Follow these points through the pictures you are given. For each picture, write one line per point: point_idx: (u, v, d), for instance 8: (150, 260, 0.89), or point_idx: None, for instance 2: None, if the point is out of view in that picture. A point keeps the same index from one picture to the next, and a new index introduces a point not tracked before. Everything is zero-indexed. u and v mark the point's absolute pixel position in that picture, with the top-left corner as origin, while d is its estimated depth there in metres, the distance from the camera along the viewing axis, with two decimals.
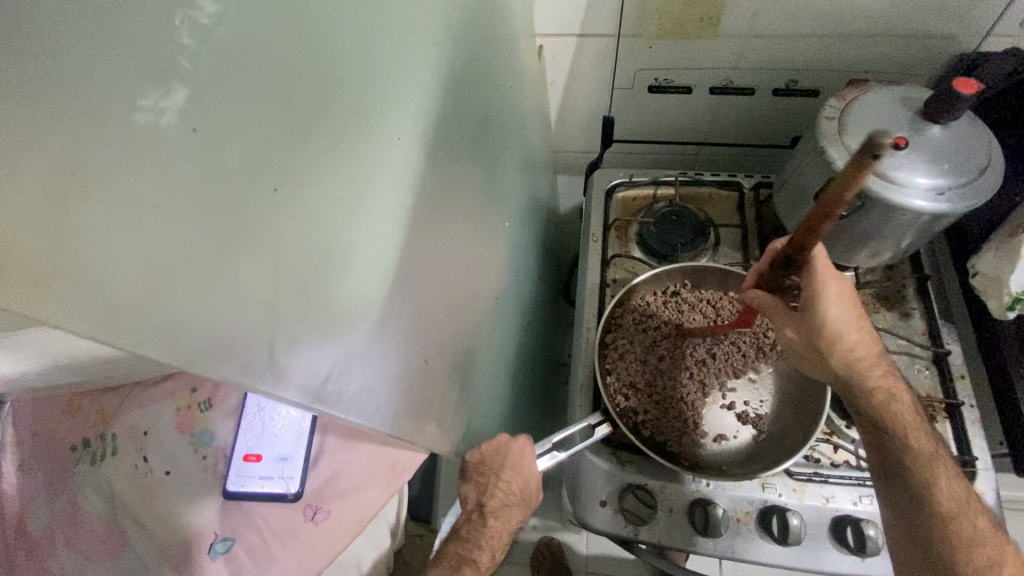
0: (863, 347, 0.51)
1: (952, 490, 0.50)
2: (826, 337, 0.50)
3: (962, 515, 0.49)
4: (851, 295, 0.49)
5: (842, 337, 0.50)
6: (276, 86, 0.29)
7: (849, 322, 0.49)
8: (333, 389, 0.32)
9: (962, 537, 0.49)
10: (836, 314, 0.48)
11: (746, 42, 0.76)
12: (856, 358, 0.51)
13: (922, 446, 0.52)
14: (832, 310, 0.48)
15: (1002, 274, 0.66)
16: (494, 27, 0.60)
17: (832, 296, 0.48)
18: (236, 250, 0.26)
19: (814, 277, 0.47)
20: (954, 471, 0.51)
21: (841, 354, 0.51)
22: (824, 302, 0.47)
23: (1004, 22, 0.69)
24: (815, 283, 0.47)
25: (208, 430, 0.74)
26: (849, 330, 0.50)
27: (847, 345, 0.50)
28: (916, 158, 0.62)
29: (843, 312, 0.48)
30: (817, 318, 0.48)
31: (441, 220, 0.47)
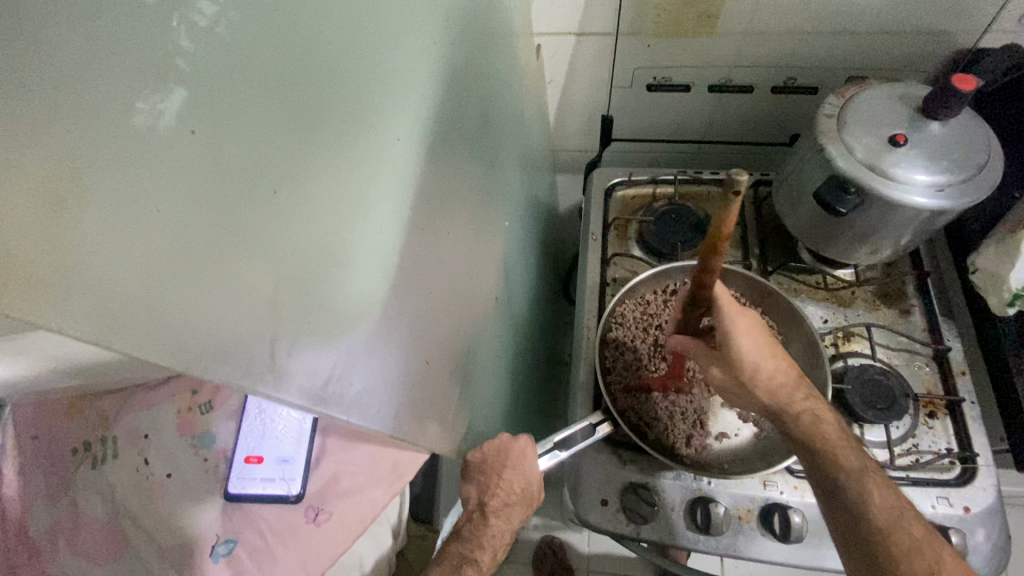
0: (782, 374, 0.52)
1: (897, 519, 0.48)
2: (745, 371, 0.52)
3: (903, 537, 0.47)
4: (757, 329, 0.51)
5: (757, 369, 0.52)
6: (276, 87, 0.28)
7: (764, 353, 0.51)
8: (334, 391, 0.32)
9: (904, 551, 0.46)
10: (749, 348, 0.51)
11: (746, 39, 0.76)
12: (777, 386, 0.52)
13: (859, 469, 0.50)
14: (744, 344, 0.50)
15: (1002, 270, 0.66)
16: (493, 26, 0.60)
17: (741, 328, 0.50)
18: (237, 251, 0.26)
19: (719, 313, 0.50)
20: (892, 495, 0.49)
21: (766, 385, 0.52)
22: (735, 334, 0.50)
23: (1002, 18, 0.69)
24: (725, 319, 0.50)
25: (208, 432, 0.74)
26: (763, 361, 0.52)
27: (766, 376, 0.52)
28: (916, 155, 0.62)
29: (755, 345, 0.51)
30: (731, 354, 0.51)
31: (441, 220, 0.47)
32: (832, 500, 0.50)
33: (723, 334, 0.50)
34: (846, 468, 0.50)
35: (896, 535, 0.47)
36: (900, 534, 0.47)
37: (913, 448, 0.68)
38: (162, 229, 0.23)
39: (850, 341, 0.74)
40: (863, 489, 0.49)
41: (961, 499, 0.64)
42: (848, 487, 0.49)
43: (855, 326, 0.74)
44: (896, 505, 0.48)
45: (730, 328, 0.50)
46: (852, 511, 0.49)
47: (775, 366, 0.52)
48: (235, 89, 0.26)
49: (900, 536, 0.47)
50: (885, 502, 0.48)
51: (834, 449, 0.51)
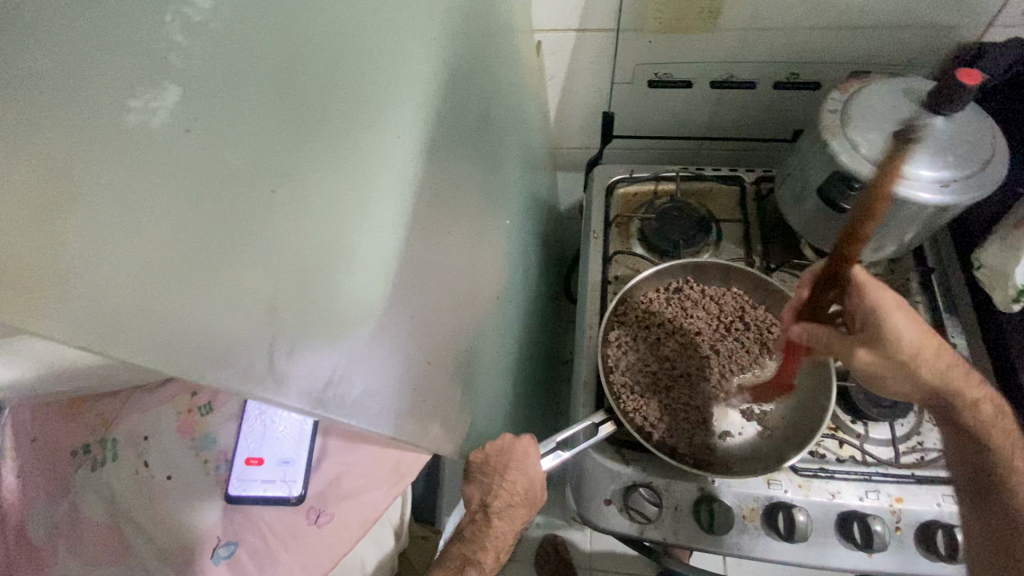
0: (944, 357, 0.48)
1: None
2: (904, 351, 0.47)
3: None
4: (910, 310, 0.48)
5: (918, 351, 0.48)
6: (270, 87, 0.28)
7: (921, 335, 0.47)
8: (333, 394, 0.32)
9: None
10: (907, 331, 0.47)
11: (747, 35, 0.75)
12: (937, 369, 0.48)
13: (1022, 472, 0.45)
14: (900, 327, 0.47)
15: (1007, 267, 0.65)
16: (493, 23, 0.59)
17: (894, 308, 0.47)
18: (234, 251, 0.25)
19: (867, 293, 0.48)
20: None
21: (926, 369, 0.48)
22: (887, 315, 0.47)
23: (1007, 12, 0.68)
24: (873, 298, 0.47)
25: (208, 435, 0.74)
26: (925, 341, 0.48)
27: (927, 360, 0.48)
28: (920, 149, 0.62)
29: (913, 328, 0.47)
30: (882, 337, 0.48)
31: (443, 220, 0.47)
32: (979, 492, 0.46)
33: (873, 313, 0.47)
34: (1012, 466, 0.45)
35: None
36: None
37: (917, 446, 0.67)
38: (155, 232, 0.23)
39: None
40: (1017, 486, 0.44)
41: None
42: (996, 482, 0.45)
43: None
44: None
45: (882, 308, 0.47)
46: (998, 505, 0.45)
47: (936, 350, 0.48)
48: (226, 90, 0.26)
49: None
50: None
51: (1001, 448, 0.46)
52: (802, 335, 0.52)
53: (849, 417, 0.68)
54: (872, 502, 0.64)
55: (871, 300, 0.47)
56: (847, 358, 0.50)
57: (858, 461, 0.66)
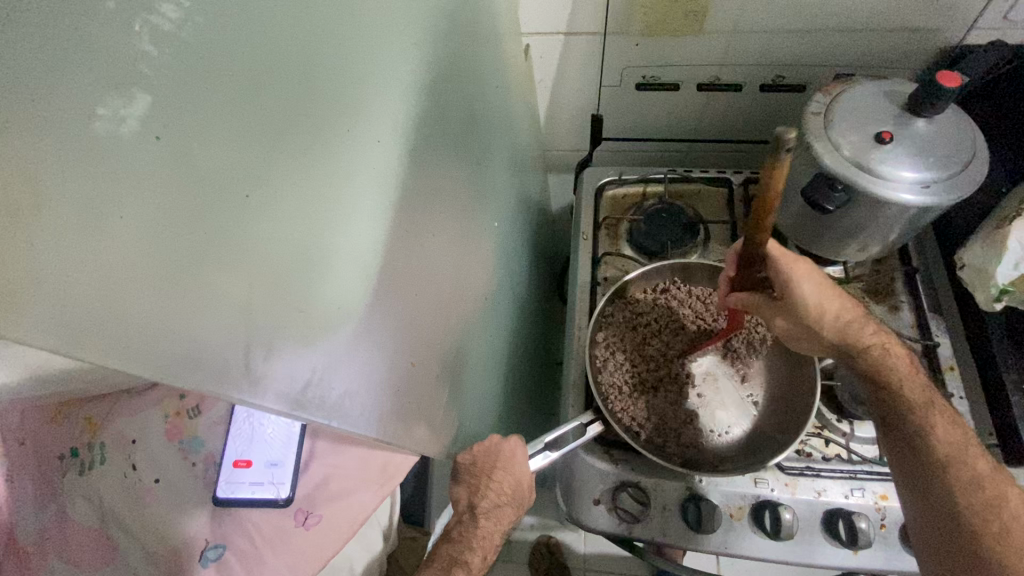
0: (849, 312, 0.52)
1: (958, 452, 0.48)
2: (811, 314, 0.51)
3: (961, 465, 0.48)
4: (818, 272, 0.50)
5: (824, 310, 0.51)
6: (246, 91, 0.28)
7: (829, 293, 0.51)
8: (314, 395, 0.32)
9: (962, 482, 0.47)
10: (814, 293, 0.50)
11: (732, 38, 0.76)
12: (845, 322, 0.52)
13: (927, 409, 0.50)
14: (809, 292, 0.50)
15: (988, 266, 0.66)
16: (478, 26, 0.60)
17: (804, 276, 0.49)
18: (207, 257, 0.26)
19: (780, 267, 0.49)
20: (956, 428, 0.49)
21: (834, 326, 0.51)
22: (799, 285, 0.49)
23: (987, 15, 0.69)
24: (785, 271, 0.49)
25: (196, 438, 0.74)
26: (827, 301, 0.51)
27: (833, 318, 0.51)
28: (900, 152, 0.62)
29: (819, 288, 0.50)
30: (796, 303, 0.50)
31: (427, 223, 0.47)
32: (896, 440, 0.51)
33: (788, 285, 0.50)
34: (913, 405, 0.50)
35: (956, 465, 0.48)
36: (964, 464, 0.48)
37: None
38: (127, 241, 0.22)
39: None
40: (927, 421, 0.50)
41: None
42: (911, 426, 0.50)
43: None
44: (959, 437, 0.49)
45: (793, 280, 0.49)
46: (915, 448, 0.50)
47: (840, 307, 0.51)
48: (201, 90, 0.26)
49: (960, 466, 0.48)
50: (951, 436, 0.49)
51: (909, 391, 0.51)
52: (737, 303, 0.53)
53: (835, 416, 0.69)
54: (857, 500, 0.64)
55: (785, 273, 0.49)
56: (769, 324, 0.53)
57: (844, 459, 0.67)
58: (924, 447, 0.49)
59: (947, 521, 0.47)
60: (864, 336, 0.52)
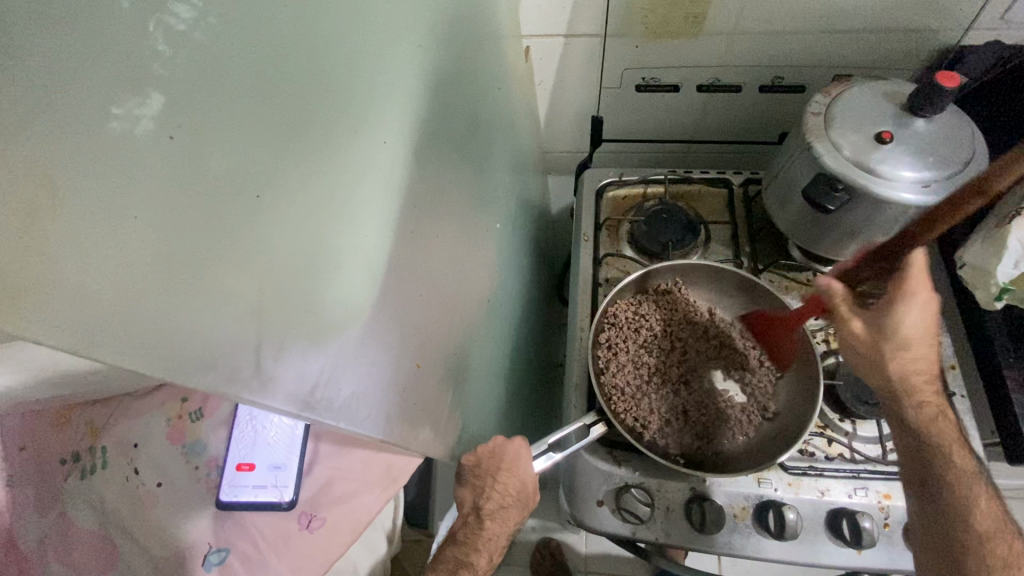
0: (924, 364, 0.49)
1: (995, 533, 0.47)
2: (896, 343, 0.48)
3: (1000, 542, 0.47)
4: (930, 307, 0.48)
5: (909, 348, 0.49)
6: (257, 91, 0.28)
7: (924, 338, 0.48)
8: (323, 396, 0.32)
9: (997, 555, 0.47)
10: (913, 326, 0.48)
11: (732, 39, 0.77)
12: (917, 373, 0.49)
13: (966, 486, 0.49)
14: (907, 323, 0.48)
15: (989, 265, 0.67)
16: (480, 29, 0.60)
17: (914, 303, 0.47)
18: (219, 258, 0.25)
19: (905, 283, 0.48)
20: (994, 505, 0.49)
21: (904, 367, 0.49)
22: (907, 308, 0.47)
23: (984, 16, 0.70)
24: (905, 288, 0.47)
25: (199, 441, 0.74)
26: (918, 344, 0.49)
27: (909, 358, 0.49)
28: (902, 151, 0.63)
29: (919, 328, 0.48)
30: (892, 322, 0.48)
31: (431, 225, 0.47)
32: (932, 508, 0.50)
33: (896, 301, 0.48)
34: (954, 473, 0.49)
35: (992, 540, 0.47)
36: (998, 541, 0.47)
37: None
38: (141, 240, 0.22)
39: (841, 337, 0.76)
40: (971, 493, 0.48)
41: None
42: (952, 496, 0.49)
43: None
44: (996, 518, 0.48)
45: (908, 293, 0.47)
46: (956, 522, 0.48)
47: (927, 356, 0.49)
48: (212, 91, 0.26)
49: (997, 545, 0.47)
50: (991, 512, 0.48)
51: (964, 465, 0.49)
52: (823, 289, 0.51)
53: (837, 415, 0.69)
54: (860, 499, 0.65)
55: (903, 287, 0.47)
56: (843, 325, 0.51)
57: (846, 459, 0.67)
58: (964, 523, 0.48)
59: None
60: (925, 393, 0.50)
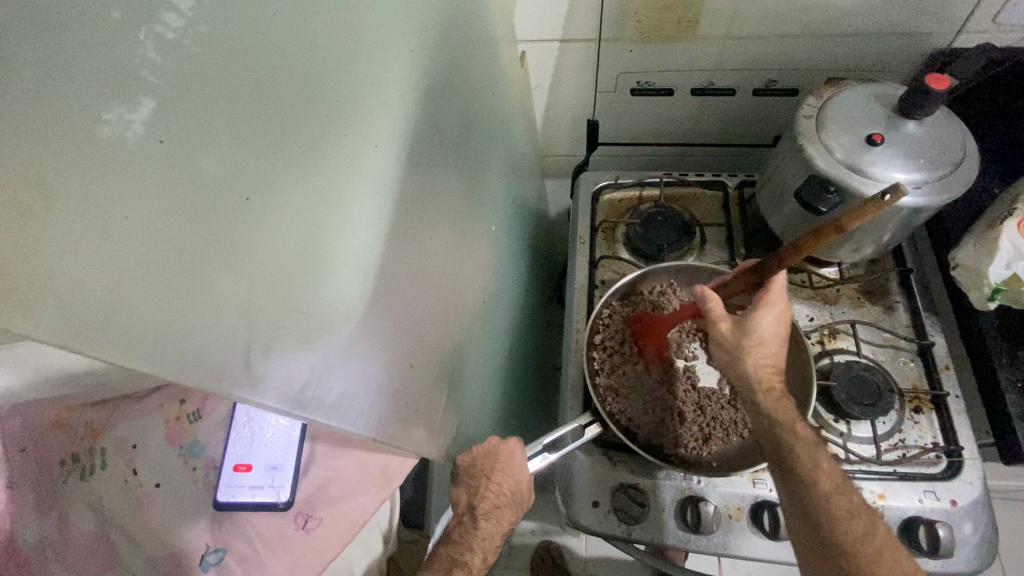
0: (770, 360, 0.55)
1: (841, 494, 0.49)
2: (751, 340, 0.54)
3: (844, 504, 0.49)
4: (784, 313, 0.53)
5: (762, 346, 0.54)
6: (245, 95, 0.29)
7: (775, 340, 0.54)
8: (313, 395, 0.33)
9: (843, 516, 0.49)
10: (768, 329, 0.54)
11: (725, 43, 0.77)
12: (765, 364, 0.54)
13: (810, 456, 0.50)
14: (765, 325, 0.53)
15: (981, 266, 0.68)
16: (474, 35, 0.61)
17: (769, 308, 0.53)
18: (209, 257, 0.26)
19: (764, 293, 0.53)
20: (835, 470, 0.51)
21: (757, 364, 0.54)
22: (764, 312, 0.53)
23: (975, 19, 0.71)
24: (763, 296, 0.53)
25: (197, 442, 0.74)
26: (771, 343, 0.54)
27: (763, 354, 0.54)
28: (892, 153, 0.64)
29: (772, 329, 0.54)
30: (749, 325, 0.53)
31: (424, 227, 0.48)
32: (785, 482, 0.51)
33: (755, 306, 0.53)
34: (797, 446, 0.51)
35: (836, 504, 0.49)
36: (842, 502, 0.49)
37: (899, 443, 0.71)
38: (130, 239, 0.23)
39: (836, 338, 0.77)
40: (813, 460, 0.50)
41: (947, 492, 0.67)
42: (800, 468, 0.50)
43: (840, 324, 0.76)
44: (837, 479, 0.50)
45: (765, 302, 0.52)
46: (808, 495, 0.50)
47: (778, 352, 0.55)
48: (203, 97, 0.27)
49: (842, 507, 0.49)
50: (833, 475, 0.50)
51: (807, 435, 0.51)
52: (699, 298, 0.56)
53: (831, 416, 0.72)
54: None
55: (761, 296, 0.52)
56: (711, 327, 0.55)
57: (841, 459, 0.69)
58: (812, 489, 0.50)
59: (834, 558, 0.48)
60: (774, 384, 0.54)
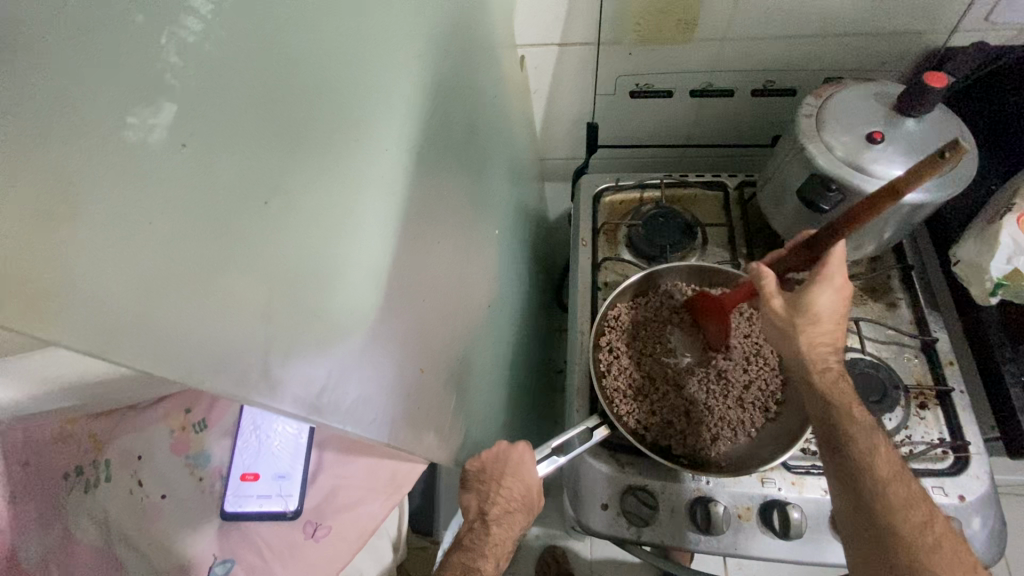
0: (826, 341, 0.53)
1: (895, 477, 0.50)
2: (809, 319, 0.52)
3: (899, 488, 0.50)
4: (843, 292, 0.52)
5: (819, 326, 0.52)
6: (261, 99, 0.29)
7: (832, 319, 0.52)
8: (329, 400, 0.33)
9: (898, 498, 0.49)
10: (827, 307, 0.52)
11: (724, 45, 0.78)
12: (822, 346, 0.53)
13: (869, 443, 0.51)
14: (822, 303, 0.51)
15: (983, 262, 0.68)
16: (477, 38, 0.61)
17: (828, 287, 0.51)
18: (229, 262, 0.26)
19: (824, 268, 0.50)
20: (891, 454, 0.51)
21: (811, 341, 0.53)
22: (824, 287, 0.51)
23: (970, 17, 0.72)
24: (824, 270, 0.50)
25: (203, 452, 0.74)
26: (828, 323, 0.53)
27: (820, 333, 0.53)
28: (894, 151, 0.64)
29: (830, 307, 0.52)
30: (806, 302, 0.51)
31: (432, 230, 0.48)
32: (842, 467, 0.52)
33: (814, 281, 0.51)
34: (853, 428, 0.51)
35: (892, 487, 0.50)
36: (900, 486, 0.50)
37: (906, 439, 0.71)
38: (154, 245, 0.23)
39: None
40: (869, 443, 0.51)
41: (955, 487, 0.67)
42: (856, 454, 0.51)
43: None
44: (896, 469, 0.50)
45: (824, 278, 0.50)
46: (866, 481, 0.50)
47: (835, 335, 0.53)
48: (222, 102, 0.27)
49: (899, 491, 0.50)
50: (890, 460, 0.51)
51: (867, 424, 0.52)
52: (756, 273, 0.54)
53: None
54: None
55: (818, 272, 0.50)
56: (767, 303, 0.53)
57: None
58: (870, 475, 0.50)
59: (887, 540, 0.49)
60: (828, 363, 0.53)
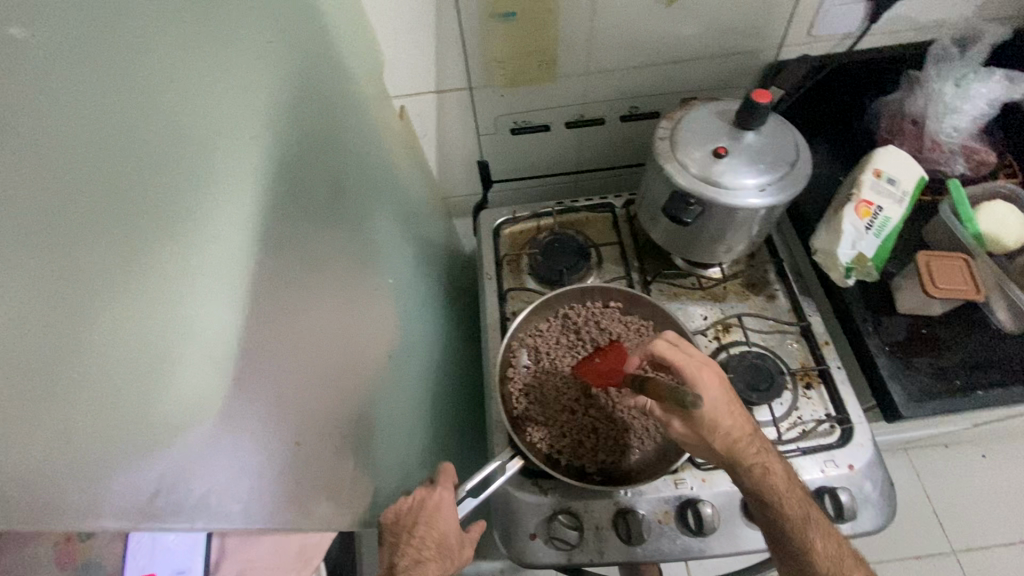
0: (740, 435, 0.58)
1: (832, 552, 0.55)
2: (709, 424, 0.58)
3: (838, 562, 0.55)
4: (727, 390, 0.58)
5: (723, 425, 0.58)
6: (59, 206, 0.28)
7: (727, 415, 0.58)
8: (164, 501, 0.33)
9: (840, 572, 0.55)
10: (717, 409, 0.58)
11: (587, 78, 0.84)
12: (734, 442, 0.58)
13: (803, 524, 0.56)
14: (711, 407, 0.57)
15: (833, 248, 0.76)
16: (336, 103, 0.63)
17: (714, 388, 0.57)
18: (18, 385, 0.25)
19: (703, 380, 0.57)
20: (826, 526, 0.57)
21: (727, 442, 0.58)
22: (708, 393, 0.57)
23: (790, 33, 0.82)
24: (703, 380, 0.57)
25: (91, 562, 0.70)
26: (726, 418, 0.58)
27: (727, 434, 0.58)
28: (739, 162, 0.71)
29: (720, 407, 0.58)
30: (702, 411, 0.58)
31: (297, 300, 0.49)
32: (787, 551, 0.57)
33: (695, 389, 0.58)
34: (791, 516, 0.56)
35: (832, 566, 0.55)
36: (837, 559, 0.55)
37: (798, 420, 0.76)
38: None
39: (729, 332, 0.83)
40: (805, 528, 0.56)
41: (845, 458, 0.73)
42: (797, 540, 0.56)
43: (730, 318, 0.83)
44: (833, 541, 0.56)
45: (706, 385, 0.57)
46: (797, 553, 0.56)
47: (738, 429, 0.58)
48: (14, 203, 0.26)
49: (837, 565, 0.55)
50: (824, 538, 0.56)
51: (771, 493, 0.57)
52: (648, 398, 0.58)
53: None
54: None
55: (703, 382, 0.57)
56: None
57: None
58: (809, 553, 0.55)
59: None
60: (752, 461, 0.58)
